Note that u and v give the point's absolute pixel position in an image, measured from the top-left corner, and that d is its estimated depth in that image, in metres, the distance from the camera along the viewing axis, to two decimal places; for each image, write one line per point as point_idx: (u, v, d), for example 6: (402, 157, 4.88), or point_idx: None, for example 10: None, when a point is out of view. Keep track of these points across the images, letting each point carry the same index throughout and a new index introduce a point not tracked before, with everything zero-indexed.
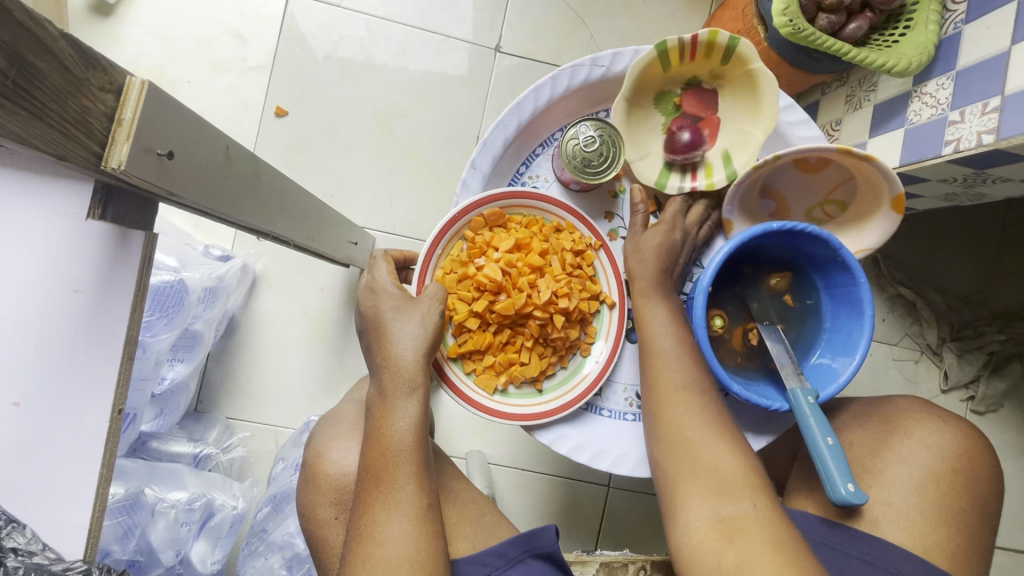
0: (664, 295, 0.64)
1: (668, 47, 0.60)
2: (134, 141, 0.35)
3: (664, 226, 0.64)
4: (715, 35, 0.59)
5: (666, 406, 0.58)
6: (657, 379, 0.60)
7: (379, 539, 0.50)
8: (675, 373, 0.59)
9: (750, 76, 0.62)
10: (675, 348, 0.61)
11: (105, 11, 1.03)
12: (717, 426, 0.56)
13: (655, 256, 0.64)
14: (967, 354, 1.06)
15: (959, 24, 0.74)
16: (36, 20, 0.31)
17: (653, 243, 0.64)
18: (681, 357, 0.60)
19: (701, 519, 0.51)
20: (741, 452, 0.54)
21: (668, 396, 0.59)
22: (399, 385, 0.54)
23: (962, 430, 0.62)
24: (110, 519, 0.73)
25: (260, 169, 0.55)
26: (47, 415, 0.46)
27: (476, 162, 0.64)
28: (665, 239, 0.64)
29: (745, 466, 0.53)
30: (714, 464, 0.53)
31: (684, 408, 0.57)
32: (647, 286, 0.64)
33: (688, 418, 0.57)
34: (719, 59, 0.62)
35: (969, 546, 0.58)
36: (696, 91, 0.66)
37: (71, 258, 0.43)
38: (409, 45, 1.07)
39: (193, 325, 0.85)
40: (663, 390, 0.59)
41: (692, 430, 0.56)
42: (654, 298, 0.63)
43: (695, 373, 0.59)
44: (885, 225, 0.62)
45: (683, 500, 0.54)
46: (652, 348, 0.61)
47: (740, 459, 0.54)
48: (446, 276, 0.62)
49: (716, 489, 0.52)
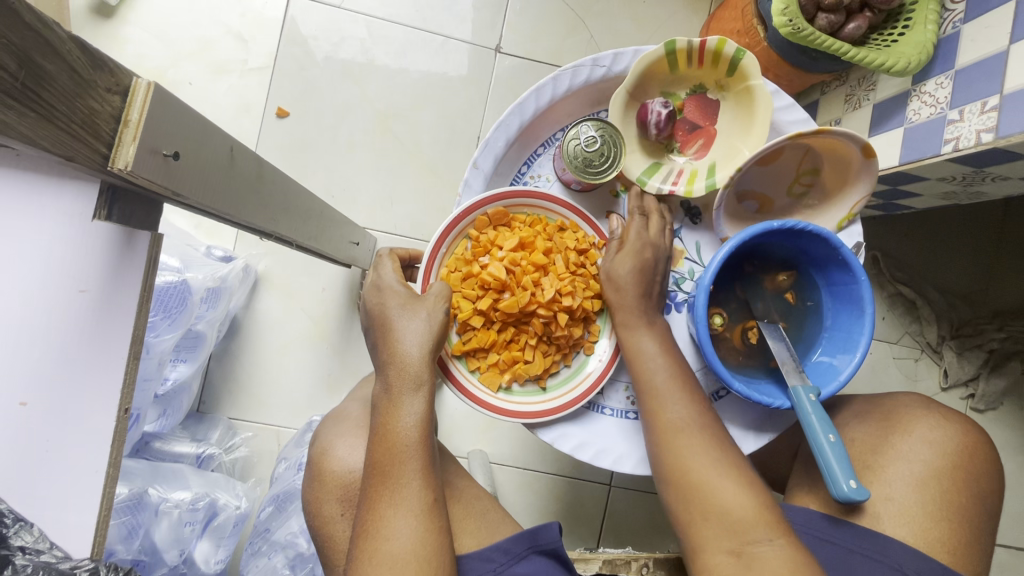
0: (649, 319, 0.63)
1: (676, 48, 0.62)
2: (140, 143, 0.36)
3: (634, 251, 0.62)
4: (723, 44, 0.61)
5: (670, 446, 0.58)
6: (658, 418, 0.59)
7: (386, 535, 0.50)
8: (675, 411, 0.59)
9: (750, 91, 0.63)
10: (672, 384, 0.60)
11: (106, 12, 1.03)
12: (723, 464, 0.56)
13: (635, 284, 0.62)
14: (967, 352, 1.06)
15: (958, 23, 0.74)
16: (44, 22, 0.31)
17: (629, 271, 0.62)
18: (680, 396, 0.59)
19: (720, 558, 0.52)
20: (750, 486, 0.55)
21: (672, 436, 0.58)
22: (405, 382, 0.54)
23: (963, 427, 0.63)
24: (115, 519, 0.72)
25: (264, 169, 0.55)
26: (55, 413, 0.46)
27: (478, 162, 0.64)
28: (640, 263, 0.62)
29: (757, 501, 0.54)
30: (723, 504, 0.53)
31: (688, 447, 0.57)
32: (629, 317, 0.62)
33: (692, 456, 0.56)
34: (724, 70, 0.64)
35: (971, 541, 0.59)
36: (699, 99, 0.67)
37: (82, 258, 0.44)
38: (410, 46, 1.07)
39: (196, 325, 0.86)
40: (665, 431, 0.59)
41: (702, 471, 0.56)
42: (641, 328, 0.62)
43: (695, 410, 0.59)
44: (866, 173, 0.63)
45: (699, 542, 0.54)
46: (649, 387, 0.60)
47: (749, 495, 0.54)
48: (450, 274, 0.63)
49: (728, 529, 0.53)
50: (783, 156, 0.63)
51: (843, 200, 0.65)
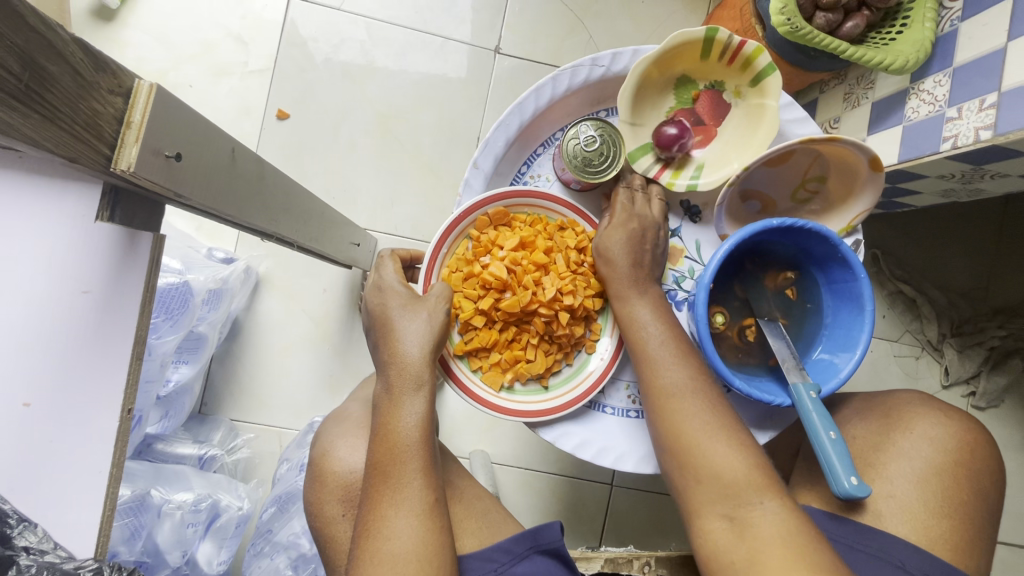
0: (643, 289, 0.63)
1: (716, 37, 0.61)
2: (142, 143, 0.36)
3: (621, 221, 0.63)
4: (758, 51, 0.62)
5: (664, 412, 0.58)
6: (652, 383, 0.59)
7: (386, 535, 0.50)
8: (668, 376, 0.59)
9: (761, 108, 0.64)
10: (665, 349, 0.60)
11: (107, 16, 1.04)
12: (716, 425, 0.56)
13: (626, 250, 0.62)
14: (967, 350, 1.06)
15: (955, 22, 0.75)
16: (48, 25, 0.32)
17: (619, 242, 0.62)
18: (673, 360, 0.59)
19: (715, 524, 0.53)
20: (743, 448, 0.54)
21: (666, 400, 0.58)
22: (404, 382, 0.54)
23: (964, 424, 0.63)
24: (118, 520, 0.74)
25: (265, 170, 0.56)
26: (58, 415, 0.47)
27: (478, 162, 0.65)
28: (629, 234, 0.62)
29: (751, 464, 0.53)
30: (715, 467, 0.54)
31: (682, 412, 0.57)
32: (622, 288, 0.62)
33: (686, 420, 0.56)
34: (749, 79, 0.64)
35: (972, 538, 0.59)
36: (714, 97, 0.67)
37: (85, 262, 0.44)
38: (410, 48, 1.07)
39: (198, 326, 0.86)
40: (660, 396, 0.58)
41: (696, 433, 0.55)
42: (633, 295, 0.62)
43: (689, 373, 0.59)
44: (872, 184, 0.63)
45: (695, 505, 0.54)
46: (643, 352, 0.60)
47: (740, 455, 0.54)
48: (451, 275, 0.63)
49: (722, 493, 0.53)
50: (793, 159, 0.63)
51: (844, 210, 0.66)
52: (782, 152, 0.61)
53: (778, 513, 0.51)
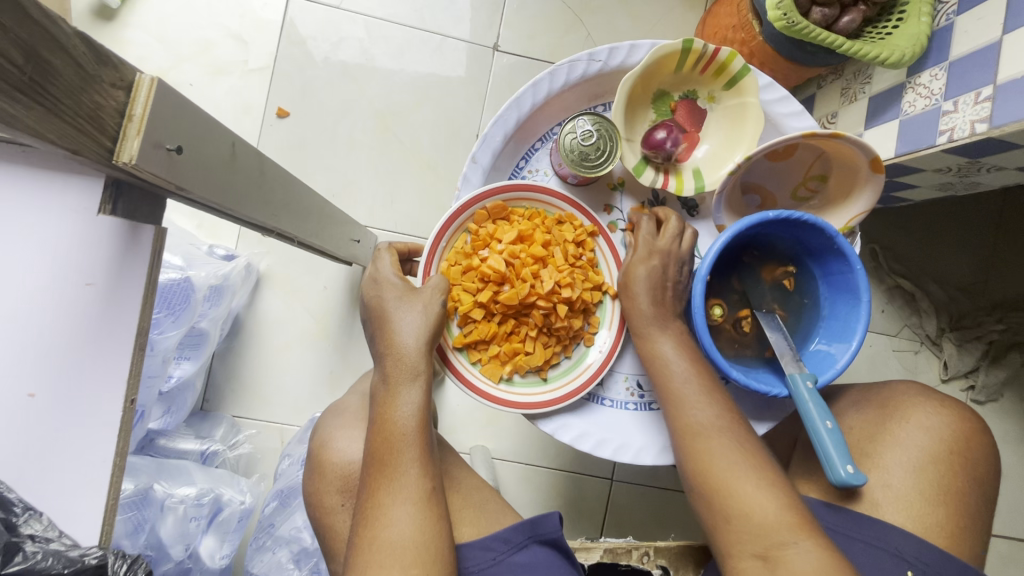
0: (665, 323, 0.62)
1: (691, 47, 0.62)
2: (144, 136, 0.37)
3: (643, 255, 0.63)
4: (733, 57, 0.62)
5: (691, 449, 0.57)
6: (678, 420, 0.58)
7: (385, 522, 0.51)
8: (695, 413, 0.57)
9: (743, 108, 0.65)
10: (690, 384, 0.58)
11: (108, 16, 1.04)
12: (746, 465, 0.54)
13: (648, 286, 0.62)
14: (966, 344, 1.07)
15: (951, 16, 0.75)
16: (52, 19, 0.32)
17: (641, 276, 0.62)
18: (699, 396, 0.58)
19: (748, 563, 0.51)
20: (775, 488, 0.53)
21: (693, 438, 0.57)
22: (402, 372, 0.55)
23: (960, 414, 0.63)
24: (121, 515, 0.74)
25: (265, 166, 0.56)
26: (60, 405, 0.47)
27: (476, 156, 0.65)
28: (651, 268, 0.62)
29: (783, 503, 0.52)
30: (745, 508, 0.52)
31: (708, 450, 0.55)
32: (646, 322, 0.62)
33: (714, 457, 0.55)
34: (723, 83, 0.65)
35: (968, 527, 0.59)
36: (689, 104, 0.67)
37: (84, 255, 0.45)
38: (409, 46, 1.08)
39: (199, 323, 0.87)
40: (686, 433, 0.57)
41: (725, 473, 0.54)
42: (657, 329, 0.61)
43: (716, 410, 0.57)
44: (872, 183, 0.63)
45: (727, 547, 0.53)
46: (668, 389, 0.59)
47: (772, 495, 0.52)
48: (450, 268, 0.63)
49: (754, 534, 0.51)
50: (796, 155, 0.64)
51: (844, 210, 0.66)
52: (782, 146, 0.62)
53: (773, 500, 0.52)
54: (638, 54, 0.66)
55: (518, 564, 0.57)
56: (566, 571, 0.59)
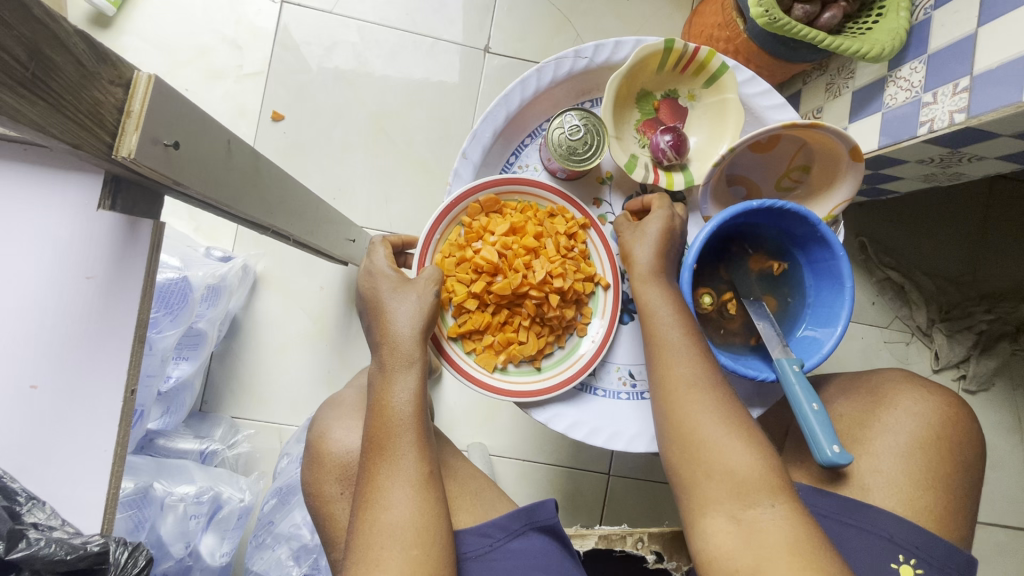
0: (664, 281, 0.62)
1: (672, 46, 0.63)
2: (142, 131, 0.38)
3: (662, 212, 0.64)
4: (712, 55, 0.64)
5: (675, 404, 0.56)
6: (665, 374, 0.58)
7: (384, 505, 0.52)
8: (683, 369, 0.57)
9: (723, 103, 0.67)
10: (680, 340, 0.58)
11: (104, 23, 1.06)
12: (731, 422, 0.54)
13: (656, 243, 0.63)
14: (957, 334, 1.08)
15: (929, 10, 0.77)
16: (51, 16, 0.33)
17: (656, 225, 0.63)
18: (689, 352, 0.58)
19: (720, 523, 0.51)
20: (756, 447, 0.53)
21: (679, 394, 0.56)
22: (398, 359, 0.56)
23: (946, 399, 0.64)
24: (121, 513, 0.74)
25: (261, 163, 0.57)
26: (63, 395, 0.48)
27: (467, 152, 0.67)
28: (666, 223, 0.63)
29: (764, 464, 0.52)
30: (726, 463, 0.52)
31: (694, 406, 0.55)
32: (646, 272, 0.62)
33: (699, 414, 0.55)
34: (703, 81, 0.67)
35: (956, 508, 0.60)
36: (671, 104, 0.69)
37: (87, 250, 0.46)
38: (401, 49, 1.10)
39: (197, 323, 0.88)
40: (672, 388, 0.57)
41: (708, 430, 0.54)
42: (653, 285, 0.61)
43: (705, 368, 0.57)
44: (852, 172, 0.64)
45: (701, 504, 0.53)
46: (660, 342, 0.59)
47: (753, 453, 0.52)
48: (444, 260, 0.65)
49: (732, 492, 0.51)
50: (778, 146, 0.66)
51: (827, 199, 0.67)
52: (764, 137, 0.63)
53: (754, 457, 0.52)
54: (623, 51, 0.67)
55: (512, 550, 0.58)
56: (564, 558, 0.60)
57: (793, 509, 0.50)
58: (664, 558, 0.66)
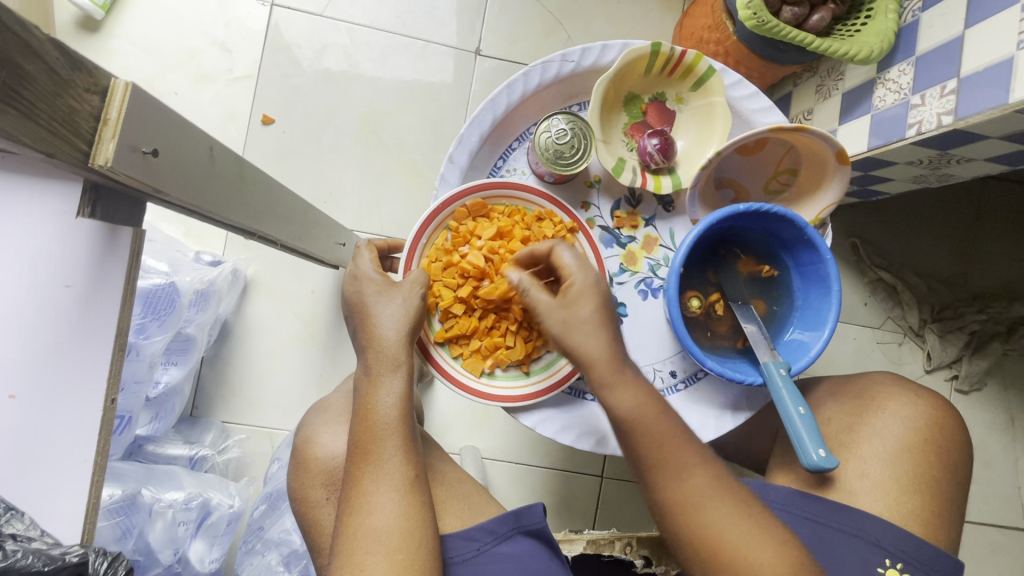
0: (626, 372, 0.55)
1: (659, 50, 0.63)
2: (119, 139, 0.38)
3: (587, 287, 0.57)
4: (698, 59, 0.64)
5: (690, 522, 0.52)
6: (670, 491, 0.52)
7: (368, 510, 0.52)
8: (690, 483, 0.52)
9: (711, 106, 0.67)
10: (676, 448, 0.53)
11: (92, 26, 1.05)
12: (750, 527, 0.51)
13: (596, 324, 0.56)
14: (948, 334, 1.08)
15: (917, 12, 0.77)
16: (23, 25, 0.33)
17: (588, 305, 0.56)
18: (688, 460, 0.53)
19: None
20: (778, 538, 0.51)
21: (693, 512, 0.52)
22: (383, 364, 0.56)
23: (933, 402, 0.64)
24: (106, 521, 0.73)
25: (245, 169, 0.57)
26: (42, 404, 0.48)
27: (453, 157, 0.67)
28: (597, 299, 0.57)
29: (788, 554, 0.51)
30: (759, 569, 0.50)
31: (713, 519, 0.51)
32: (607, 368, 0.55)
33: (721, 526, 0.51)
34: (690, 84, 0.67)
35: (943, 512, 0.60)
36: (659, 106, 0.69)
37: (64, 258, 0.46)
38: (392, 51, 1.09)
39: (185, 328, 0.87)
40: (682, 506, 0.52)
41: (734, 540, 0.50)
42: (622, 384, 0.55)
43: (708, 474, 0.53)
44: (839, 175, 0.64)
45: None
46: (656, 459, 0.53)
47: (778, 554, 0.50)
48: (431, 264, 0.65)
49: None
50: (765, 149, 0.66)
51: (814, 202, 0.67)
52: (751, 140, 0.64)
53: (779, 554, 0.50)
54: (610, 54, 0.67)
55: (500, 554, 0.58)
56: (551, 561, 0.60)
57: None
58: (652, 562, 0.66)
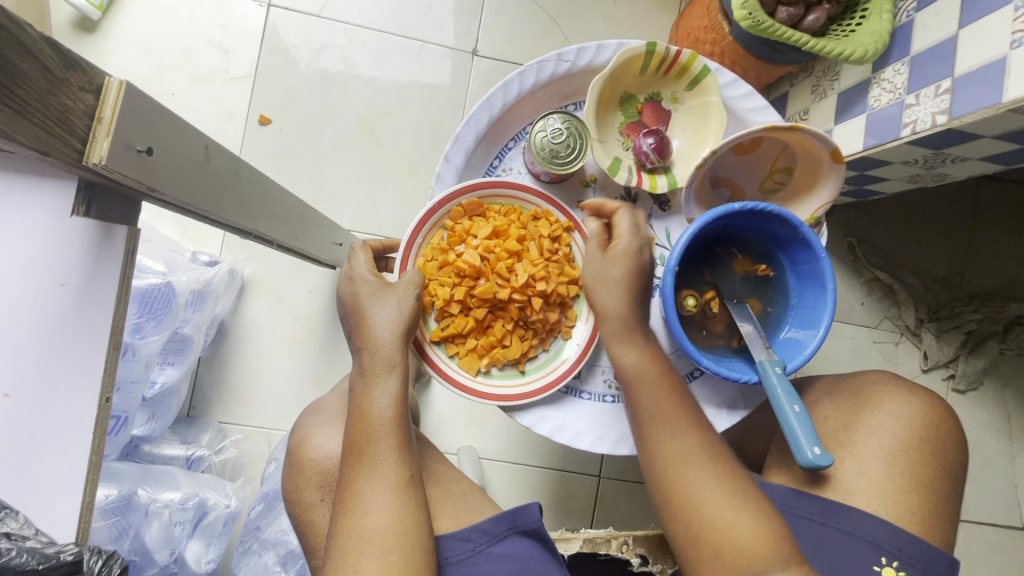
0: (640, 334, 0.61)
1: (654, 50, 0.63)
2: (113, 137, 0.38)
3: (630, 246, 0.61)
4: (693, 58, 0.64)
5: (671, 479, 0.55)
6: (657, 445, 0.57)
7: (363, 510, 0.52)
8: (676, 442, 0.56)
9: (706, 106, 0.67)
10: (669, 408, 0.58)
11: (89, 27, 1.05)
12: (730, 490, 0.53)
13: (626, 284, 0.61)
14: (945, 333, 1.08)
15: (911, 12, 0.77)
16: (17, 23, 0.33)
17: (621, 266, 0.61)
18: (680, 420, 0.57)
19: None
20: (758, 511, 0.52)
21: (675, 467, 0.56)
22: (378, 365, 0.56)
23: (928, 400, 0.65)
24: (101, 521, 0.73)
25: (241, 169, 0.57)
26: (35, 404, 0.48)
27: (449, 156, 0.67)
28: (633, 261, 0.61)
29: (767, 528, 0.51)
30: (731, 533, 0.51)
31: (692, 476, 0.54)
32: (621, 327, 0.60)
33: (698, 484, 0.54)
34: (685, 83, 0.67)
35: (938, 510, 0.60)
36: (655, 106, 0.69)
37: (57, 257, 0.46)
38: (388, 52, 1.10)
39: (182, 328, 0.87)
40: (667, 463, 0.56)
41: (709, 500, 0.53)
42: (631, 345, 0.60)
43: (697, 436, 0.57)
44: (833, 173, 0.64)
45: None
46: (646, 415, 0.58)
47: (757, 523, 0.51)
48: (426, 263, 0.65)
49: (740, 564, 0.50)
50: (760, 148, 0.66)
51: (810, 200, 0.67)
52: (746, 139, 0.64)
53: (755, 522, 0.51)
54: (606, 54, 0.67)
55: (495, 554, 0.58)
56: (546, 561, 0.60)
57: (802, 568, 0.50)
58: (649, 561, 0.66)
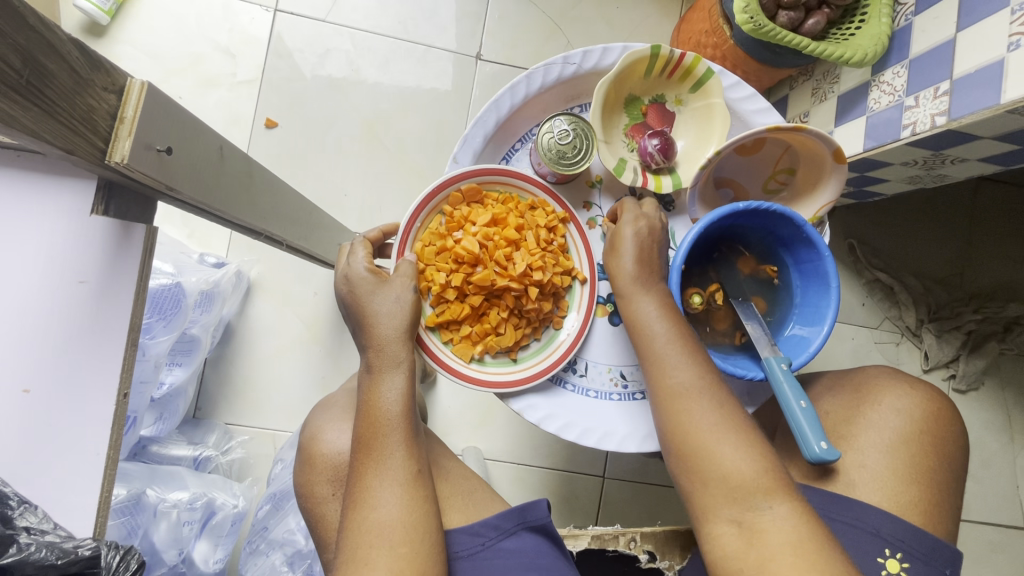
0: (649, 284, 0.62)
1: (659, 52, 0.65)
2: (135, 137, 0.39)
3: (631, 215, 0.65)
4: (698, 61, 0.65)
5: (671, 412, 0.56)
6: (658, 382, 0.58)
7: (371, 504, 0.52)
8: (675, 376, 0.57)
9: (709, 108, 0.68)
10: (672, 346, 0.58)
11: (98, 32, 1.06)
12: (725, 425, 0.54)
13: (635, 249, 0.63)
14: (945, 334, 1.09)
15: (909, 16, 0.78)
16: (47, 26, 0.34)
17: (630, 233, 0.63)
18: (682, 358, 0.57)
19: (724, 527, 0.51)
20: (753, 447, 0.52)
21: (672, 404, 0.56)
22: (385, 360, 0.57)
23: (928, 395, 0.65)
24: (114, 519, 0.74)
25: (253, 168, 0.58)
26: (57, 399, 0.49)
27: (458, 157, 0.68)
28: (637, 230, 0.63)
29: (761, 466, 0.51)
30: (722, 467, 0.52)
31: (688, 412, 0.55)
32: (628, 285, 0.62)
33: (694, 420, 0.55)
34: (689, 86, 0.68)
35: (940, 502, 0.61)
36: (659, 108, 0.70)
37: (80, 254, 0.47)
38: (393, 56, 1.11)
39: (190, 329, 0.88)
40: (667, 396, 0.57)
41: (703, 433, 0.54)
42: (638, 290, 0.61)
43: (697, 372, 0.57)
44: (836, 174, 0.66)
45: (704, 508, 0.53)
46: (646, 353, 0.59)
47: (748, 455, 0.52)
48: (424, 248, 0.65)
49: (728, 497, 0.51)
50: (764, 149, 0.67)
51: (812, 201, 0.68)
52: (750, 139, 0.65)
53: (746, 457, 0.52)
54: (611, 56, 0.68)
55: (505, 549, 0.59)
56: (556, 557, 0.60)
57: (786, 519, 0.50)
58: (656, 557, 0.67)
